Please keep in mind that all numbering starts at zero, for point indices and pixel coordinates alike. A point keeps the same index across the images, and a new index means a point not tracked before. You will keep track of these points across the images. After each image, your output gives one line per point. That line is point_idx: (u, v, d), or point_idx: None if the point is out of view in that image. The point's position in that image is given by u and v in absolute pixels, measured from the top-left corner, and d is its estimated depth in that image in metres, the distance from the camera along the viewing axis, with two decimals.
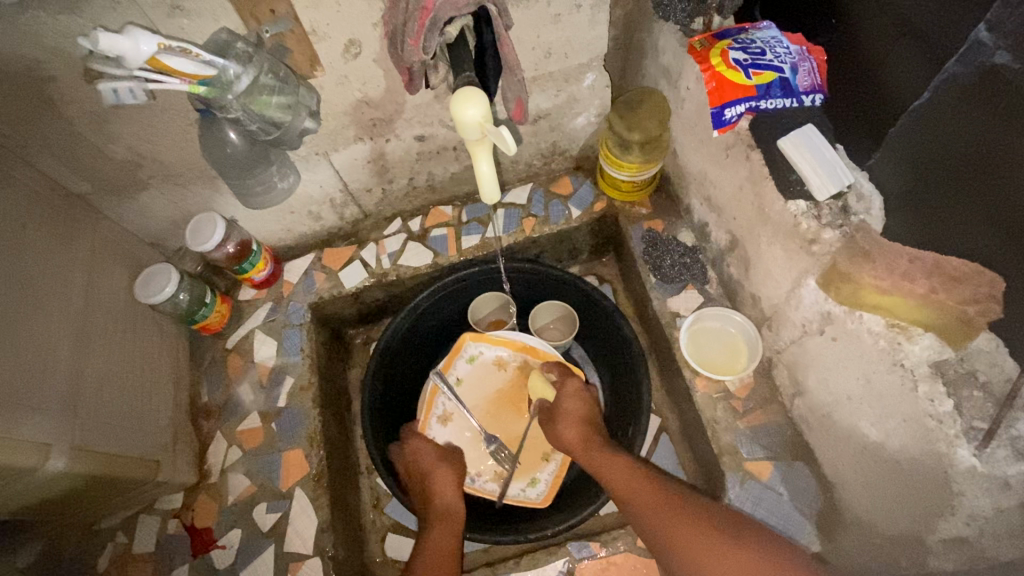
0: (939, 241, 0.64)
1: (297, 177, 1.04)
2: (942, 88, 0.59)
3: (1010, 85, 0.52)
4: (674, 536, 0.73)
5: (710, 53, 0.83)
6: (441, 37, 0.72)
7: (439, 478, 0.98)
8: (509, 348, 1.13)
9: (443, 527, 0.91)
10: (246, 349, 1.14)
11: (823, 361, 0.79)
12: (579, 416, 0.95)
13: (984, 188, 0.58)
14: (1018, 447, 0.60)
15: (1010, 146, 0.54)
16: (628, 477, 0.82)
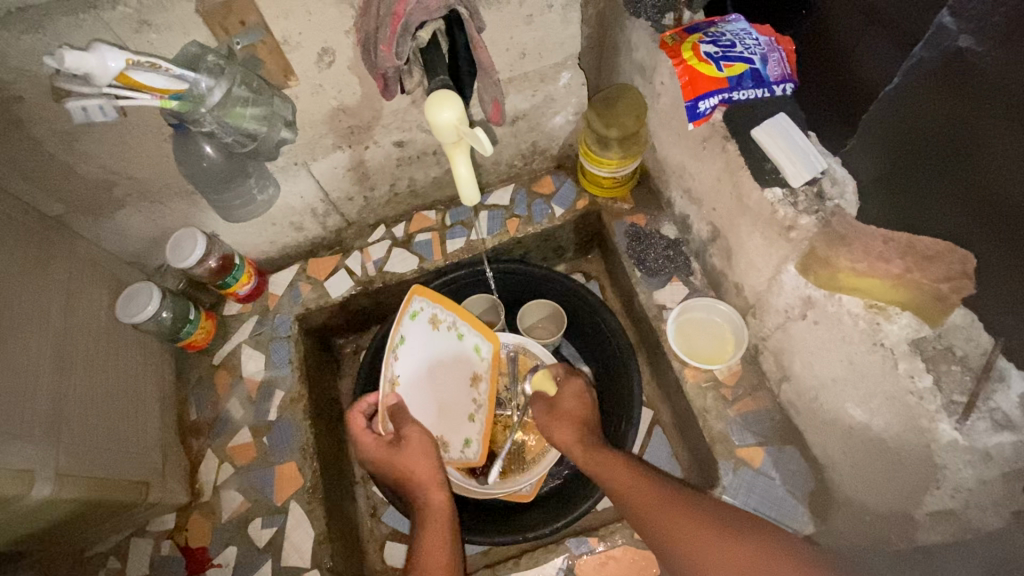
0: (914, 223, 0.64)
1: (276, 188, 1.03)
2: (912, 71, 0.60)
3: (974, 67, 0.54)
4: (679, 535, 0.72)
5: (681, 48, 0.85)
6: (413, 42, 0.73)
7: (416, 469, 0.86)
8: (446, 307, 1.03)
9: (433, 528, 0.81)
10: (233, 364, 1.13)
11: (806, 345, 0.80)
12: (577, 414, 0.93)
13: (955, 167, 0.58)
14: (997, 418, 0.62)
15: (979, 124, 0.55)
16: (632, 478, 0.81)
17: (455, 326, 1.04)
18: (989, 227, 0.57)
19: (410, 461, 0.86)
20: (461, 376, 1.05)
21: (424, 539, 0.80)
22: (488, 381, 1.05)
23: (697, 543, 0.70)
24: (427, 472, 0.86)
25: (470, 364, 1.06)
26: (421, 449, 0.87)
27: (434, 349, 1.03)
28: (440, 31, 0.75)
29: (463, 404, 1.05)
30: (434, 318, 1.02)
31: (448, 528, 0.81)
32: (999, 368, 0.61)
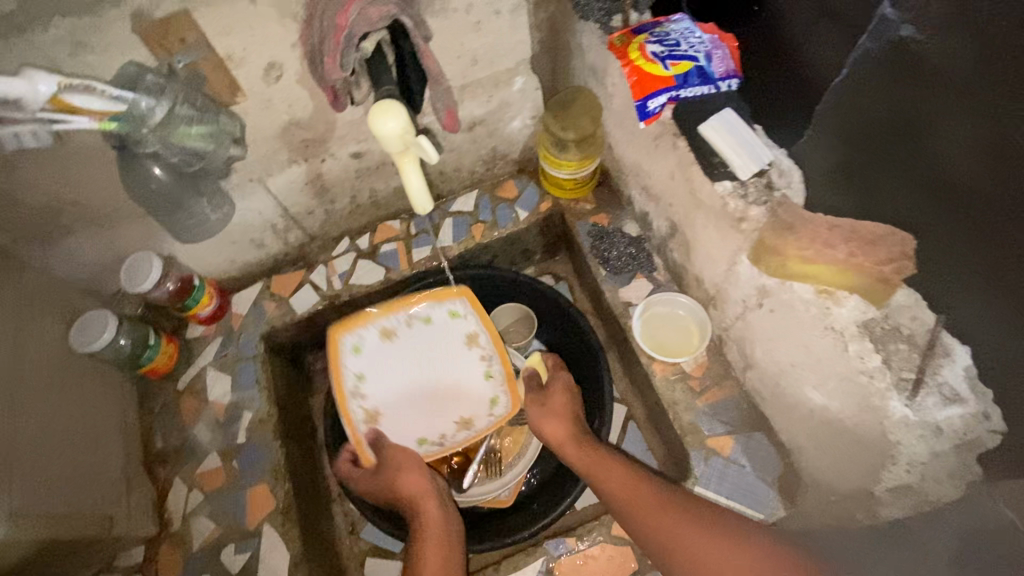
0: (876, 208, 0.64)
1: (232, 207, 1.00)
2: (857, 65, 0.59)
3: (921, 58, 0.54)
4: (668, 534, 0.75)
5: (628, 48, 0.87)
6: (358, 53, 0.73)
7: (407, 484, 0.96)
8: (387, 313, 1.06)
9: (430, 540, 0.88)
10: (199, 388, 1.10)
11: (765, 333, 0.82)
12: (566, 413, 0.96)
13: (909, 154, 0.58)
14: (946, 393, 0.63)
15: (934, 116, 0.55)
16: (621, 476, 0.84)
17: (412, 320, 1.07)
18: (960, 221, 0.56)
19: (400, 477, 0.97)
20: (450, 349, 1.09)
21: (423, 551, 0.86)
22: (483, 329, 1.07)
23: (683, 540, 0.73)
24: (418, 486, 0.95)
25: (455, 331, 1.08)
26: (410, 465, 0.98)
27: (406, 353, 1.08)
28: (386, 41, 0.74)
29: (474, 368, 1.09)
30: (384, 330, 1.07)
31: (446, 538, 0.89)
32: (943, 343, 0.63)
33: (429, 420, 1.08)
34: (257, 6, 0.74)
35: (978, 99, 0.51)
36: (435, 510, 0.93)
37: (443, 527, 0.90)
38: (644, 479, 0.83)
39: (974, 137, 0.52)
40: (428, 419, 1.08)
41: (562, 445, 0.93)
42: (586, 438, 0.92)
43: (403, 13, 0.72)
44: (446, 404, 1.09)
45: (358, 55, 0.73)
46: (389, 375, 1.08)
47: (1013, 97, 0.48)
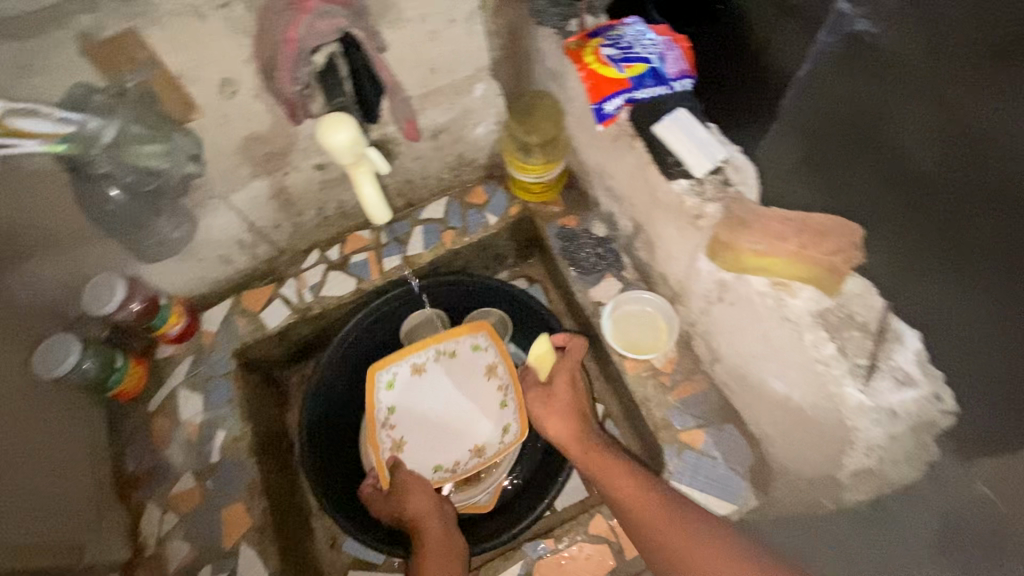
0: (848, 205, 0.66)
1: (193, 224, 0.99)
2: (818, 58, 0.64)
3: (874, 50, 0.59)
4: (670, 541, 0.75)
5: (584, 52, 0.88)
6: (310, 66, 0.74)
7: (414, 504, 0.97)
8: (415, 351, 1.10)
9: (432, 555, 0.89)
10: (170, 408, 1.09)
11: (727, 327, 0.83)
12: (571, 410, 0.93)
13: (872, 148, 0.62)
14: (898, 376, 0.66)
15: (892, 110, 0.59)
16: (626, 480, 0.83)
17: (439, 355, 1.11)
18: (934, 213, 0.58)
19: (409, 497, 0.99)
20: (472, 381, 1.10)
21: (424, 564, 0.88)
22: (502, 361, 1.10)
23: (684, 547, 0.74)
24: (424, 505, 0.97)
25: (477, 364, 1.11)
26: (418, 486, 1.00)
27: (433, 388, 1.10)
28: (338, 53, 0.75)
29: (492, 398, 1.09)
30: (414, 365, 1.10)
31: (448, 553, 0.89)
32: (895, 328, 0.66)
33: (446, 447, 1.08)
34: (207, 22, 0.73)
35: (940, 91, 0.54)
36: (441, 529, 0.94)
37: (446, 544, 0.91)
38: (650, 485, 0.82)
39: (943, 138, 0.55)
40: (445, 446, 1.08)
41: (568, 446, 0.91)
42: (591, 439, 0.90)
43: (354, 25, 0.73)
44: (465, 432, 1.08)
45: (310, 67, 0.74)
46: (416, 408, 1.10)
47: (987, 85, 0.51)
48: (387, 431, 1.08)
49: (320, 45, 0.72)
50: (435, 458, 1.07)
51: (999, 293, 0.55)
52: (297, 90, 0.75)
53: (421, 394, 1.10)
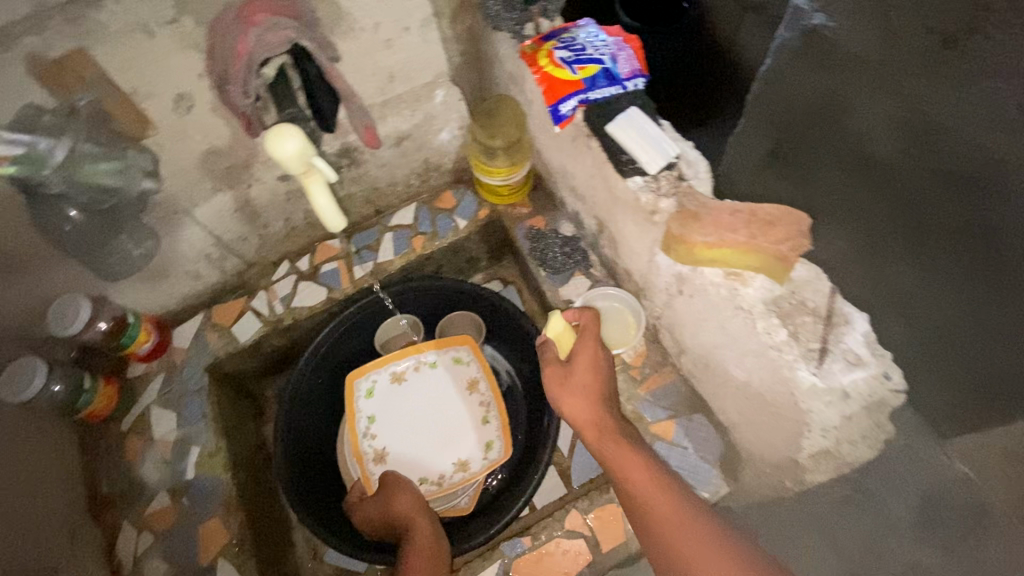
0: (813, 197, 0.68)
1: (156, 241, 0.98)
2: (778, 53, 0.62)
3: (830, 45, 0.56)
4: (671, 528, 0.69)
5: (538, 55, 0.90)
6: (260, 78, 0.79)
7: (398, 504, 0.97)
8: (397, 361, 1.14)
9: (416, 552, 0.87)
10: (143, 427, 1.08)
11: (688, 318, 0.85)
12: (592, 393, 0.85)
13: (834, 140, 0.61)
14: (849, 358, 0.68)
15: (850, 101, 0.57)
16: (634, 464, 0.77)
17: (420, 365, 1.14)
18: (903, 198, 0.59)
19: (393, 499, 0.98)
20: (452, 395, 1.13)
21: (409, 562, 0.85)
22: (483, 377, 1.13)
23: (682, 536, 0.68)
24: (409, 504, 0.96)
25: (458, 378, 1.14)
26: (401, 487, 0.99)
27: (413, 397, 1.13)
28: (291, 65, 0.81)
29: (474, 412, 1.11)
30: (395, 374, 1.14)
31: (432, 550, 0.87)
32: (845, 313, 0.70)
33: (427, 460, 1.09)
34: (157, 39, 0.74)
35: (893, 83, 0.53)
36: (428, 527, 0.92)
37: (430, 543, 0.89)
38: (657, 471, 0.76)
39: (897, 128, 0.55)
40: (425, 458, 1.09)
41: (587, 430, 0.84)
42: (610, 425, 0.83)
43: None
44: (446, 446, 1.10)
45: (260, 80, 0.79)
46: (396, 416, 1.12)
47: (937, 79, 0.50)
48: (369, 441, 1.11)
49: (269, 58, 0.77)
50: (419, 471, 1.08)
51: (965, 266, 0.58)
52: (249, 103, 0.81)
53: (402, 404, 1.12)
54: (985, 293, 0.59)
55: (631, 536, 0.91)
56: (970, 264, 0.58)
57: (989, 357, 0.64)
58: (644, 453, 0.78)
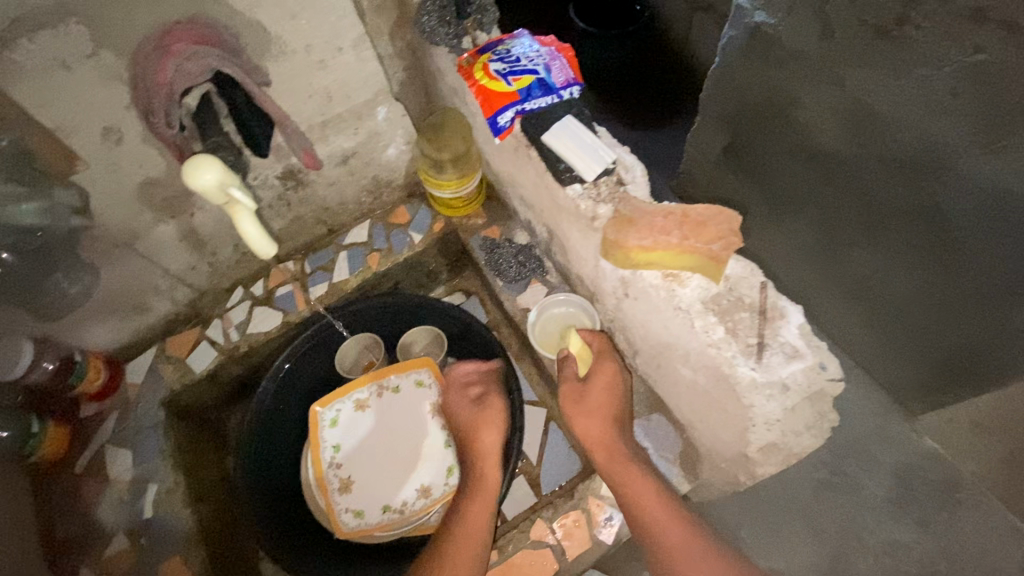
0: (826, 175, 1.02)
1: (95, 276, 0.96)
2: (802, 69, 0.93)
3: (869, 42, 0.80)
4: (665, 538, 0.74)
5: (473, 69, 0.91)
6: (182, 108, 0.78)
7: (483, 440, 0.92)
8: (360, 387, 1.12)
9: (476, 502, 0.85)
10: (97, 468, 1.03)
11: (637, 320, 0.86)
12: (606, 412, 0.83)
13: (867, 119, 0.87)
14: (786, 351, 0.69)
15: (874, 91, 0.83)
16: (642, 488, 0.78)
17: (382, 391, 1.13)
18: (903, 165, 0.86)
19: (481, 430, 0.93)
20: (417, 419, 1.11)
21: (470, 509, 0.84)
22: (446, 400, 1.12)
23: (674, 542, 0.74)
24: (491, 447, 0.91)
25: (421, 401, 1.12)
26: (492, 427, 0.93)
27: (378, 424, 1.11)
28: (213, 93, 0.80)
29: (437, 434, 1.10)
30: (358, 402, 1.12)
31: (493, 505, 0.85)
32: (780, 307, 0.71)
33: (393, 486, 1.07)
34: (76, 73, 0.72)
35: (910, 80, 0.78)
36: (497, 478, 0.89)
37: (495, 499, 0.86)
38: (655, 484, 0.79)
39: (915, 106, 0.79)
40: (390, 485, 1.08)
41: (597, 451, 0.83)
42: (621, 447, 0.81)
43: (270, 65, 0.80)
44: (411, 471, 1.08)
45: (182, 110, 0.78)
46: (361, 445, 1.10)
47: (947, 75, 0.73)
48: (334, 471, 1.08)
49: (190, 87, 0.76)
50: (383, 497, 1.07)
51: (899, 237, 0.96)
52: (174, 134, 0.80)
53: (366, 432, 1.11)
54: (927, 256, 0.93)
55: (596, 541, 0.93)
56: (918, 239, 0.92)
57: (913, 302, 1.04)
58: (648, 473, 0.80)
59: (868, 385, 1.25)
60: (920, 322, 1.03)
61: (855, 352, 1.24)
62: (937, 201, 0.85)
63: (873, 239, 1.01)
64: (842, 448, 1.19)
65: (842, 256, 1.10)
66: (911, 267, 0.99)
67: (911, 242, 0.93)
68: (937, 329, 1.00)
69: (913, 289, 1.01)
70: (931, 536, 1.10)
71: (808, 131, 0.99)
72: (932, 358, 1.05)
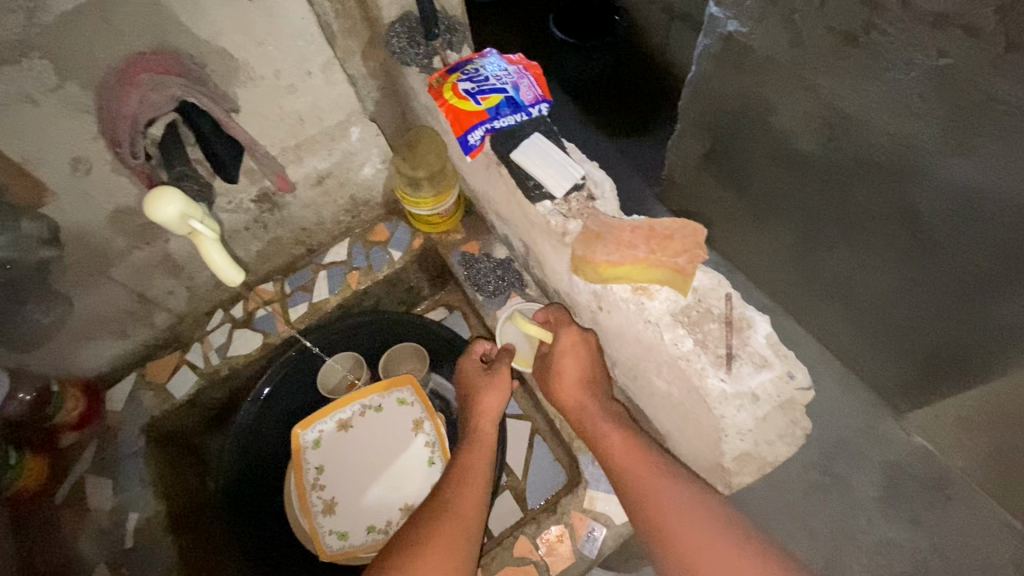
0: (807, 178, 1.02)
1: (69, 305, 0.96)
2: (779, 74, 0.93)
3: (850, 44, 0.80)
4: (664, 525, 0.70)
5: (443, 89, 0.90)
6: (146, 138, 0.80)
7: (485, 400, 0.92)
8: (342, 407, 1.12)
9: (472, 459, 0.86)
10: (77, 498, 1.02)
11: (611, 333, 0.87)
12: (574, 377, 0.85)
13: (848, 127, 0.88)
14: (755, 360, 0.70)
15: (856, 91, 0.83)
16: (634, 461, 0.76)
17: (365, 410, 1.13)
18: (885, 162, 0.86)
19: (483, 390, 0.93)
20: (399, 437, 1.11)
21: (469, 462, 0.86)
22: (428, 418, 1.12)
23: (675, 527, 0.69)
24: (494, 406, 0.92)
25: (403, 419, 1.12)
26: (498, 387, 0.92)
27: (360, 443, 1.11)
28: (179, 122, 0.82)
29: (420, 452, 1.10)
30: (340, 422, 1.12)
31: (488, 457, 0.87)
32: (747, 317, 0.72)
33: (377, 507, 1.07)
34: (41, 106, 0.72)
35: (886, 80, 0.78)
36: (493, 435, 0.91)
37: (490, 453, 0.88)
38: (647, 456, 0.77)
39: (893, 107, 0.80)
40: (374, 506, 1.07)
41: (572, 413, 0.86)
42: (590, 407, 0.84)
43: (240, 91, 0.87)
44: (394, 491, 1.08)
45: (147, 140, 0.80)
46: (345, 465, 1.10)
47: (924, 74, 0.73)
48: (317, 492, 1.08)
49: (155, 118, 0.78)
50: (368, 518, 1.06)
51: (873, 235, 0.97)
52: (141, 163, 0.82)
53: (349, 452, 1.11)
54: (902, 254, 0.94)
55: (580, 555, 0.93)
56: (893, 236, 0.94)
57: (886, 304, 1.05)
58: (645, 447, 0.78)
59: (854, 385, 1.25)
60: (901, 320, 1.04)
61: (838, 350, 1.25)
62: (910, 201, 0.86)
63: (851, 239, 1.02)
64: (832, 446, 1.17)
65: (821, 259, 1.12)
66: (885, 267, 0.99)
67: (889, 238, 0.94)
68: (916, 322, 1.01)
69: (888, 288, 1.02)
70: (921, 532, 1.08)
71: (784, 134, 1.01)
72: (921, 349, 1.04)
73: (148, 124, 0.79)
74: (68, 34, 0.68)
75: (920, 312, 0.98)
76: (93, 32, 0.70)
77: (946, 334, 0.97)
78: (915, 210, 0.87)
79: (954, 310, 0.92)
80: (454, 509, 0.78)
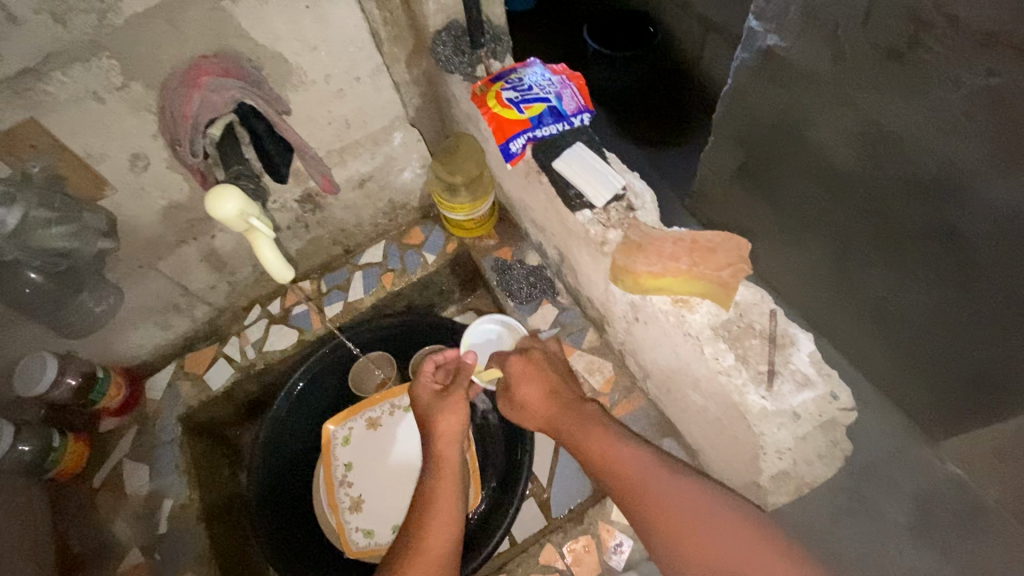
0: (847, 195, 1.01)
1: (119, 296, 1.00)
2: (824, 92, 0.92)
3: (903, 63, 0.77)
4: (698, 535, 0.65)
5: (487, 96, 0.91)
6: (206, 138, 0.81)
7: (440, 424, 0.85)
8: (372, 406, 1.14)
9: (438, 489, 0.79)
10: (115, 482, 1.05)
11: (647, 344, 0.87)
12: (535, 396, 0.86)
13: (895, 147, 0.86)
14: (797, 379, 0.69)
15: (908, 110, 0.80)
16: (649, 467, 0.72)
17: (394, 409, 1.14)
18: (928, 180, 0.84)
19: (436, 415, 0.86)
20: None
21: (433, 499, 0.78)
22: None
23: (709, 542, 0.64)
24: (451, 430, 0.85)
25: None
26: (451, 408, 0.86)
27: (389, 442, 1.12)
28: (235, 123, 0.83)
29: None
30: (371, 420, 1.14)
31: (457, 483, 0.80)
32: (790, 334, 0.72)
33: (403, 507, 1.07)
34: (108, 104, 0.76)
35: (938, 101, 0.76)
36: (455, 459, 0.83)
37: (455, 478, 0.81)
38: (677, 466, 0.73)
39: (947, 125, 0.76)
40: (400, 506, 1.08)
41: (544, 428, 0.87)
42: (556, 419, 0.83)
43: (285, 92, 0.89)
44: None
45: (206, 139, 0.81)
46: (373, 462, 1.11)
47: (981, 97, 0.71)
48: (344, 490, 1.09)
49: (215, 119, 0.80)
50: (394, 517, 1.07)
51: (913, 256, 0.95)
52: (199, 161, 0.84)
53: (378, 452, 1.11)
54: (946, 279, 0.91)
55: (607, 567, 0.93)
56: (936, 260, 0.91)
57: (925, 329, 1.02)
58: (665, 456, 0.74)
59: (886, 409, 1.22)
60: (937, 345, 1.01)
61: (871, 370, 1.22)
62: (955, 223, 0.84)
63: (888, 263, 1.01)
64: (863, 470, 1.14)
65: (858, 278, 1.10)
66: (922, 289, 0.97)
67: (927, 262, 0.93)
68: (956, 347, 0.98)
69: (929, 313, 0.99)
70: (955, 566, 1.04)
71: (821, 151, 1.00)
72: (958, 375, 1.01)
73: (207, 124, 0.80)
74: (136, 35, 0.72)
75: (962, 337, 0.95)
76: (159, 33, 0.73)
77: (984, 360, 0.94)
78: (958, 231, 0.85)
79: (997, 338, 0.90)
80: (423, 544, 0.73)
